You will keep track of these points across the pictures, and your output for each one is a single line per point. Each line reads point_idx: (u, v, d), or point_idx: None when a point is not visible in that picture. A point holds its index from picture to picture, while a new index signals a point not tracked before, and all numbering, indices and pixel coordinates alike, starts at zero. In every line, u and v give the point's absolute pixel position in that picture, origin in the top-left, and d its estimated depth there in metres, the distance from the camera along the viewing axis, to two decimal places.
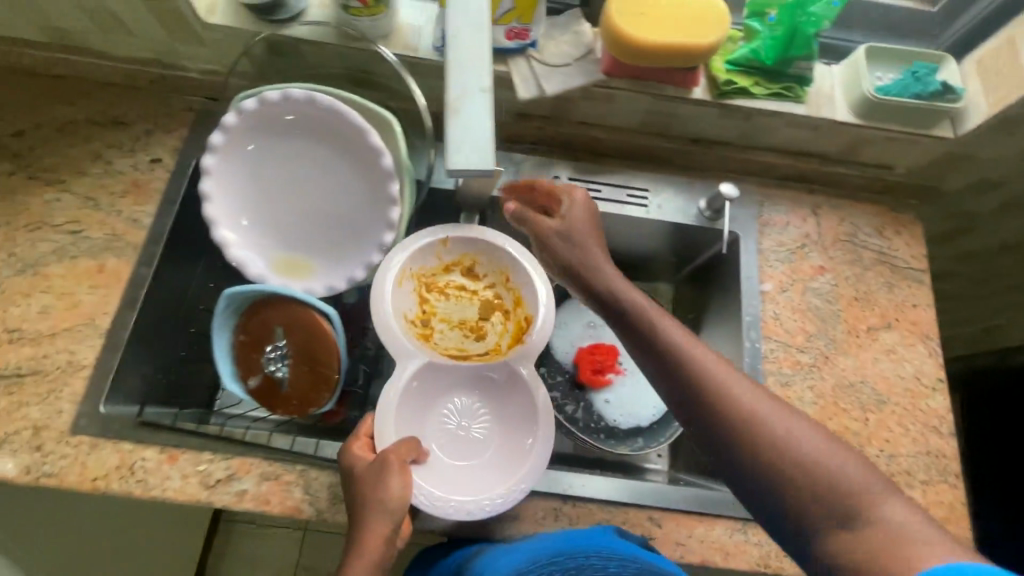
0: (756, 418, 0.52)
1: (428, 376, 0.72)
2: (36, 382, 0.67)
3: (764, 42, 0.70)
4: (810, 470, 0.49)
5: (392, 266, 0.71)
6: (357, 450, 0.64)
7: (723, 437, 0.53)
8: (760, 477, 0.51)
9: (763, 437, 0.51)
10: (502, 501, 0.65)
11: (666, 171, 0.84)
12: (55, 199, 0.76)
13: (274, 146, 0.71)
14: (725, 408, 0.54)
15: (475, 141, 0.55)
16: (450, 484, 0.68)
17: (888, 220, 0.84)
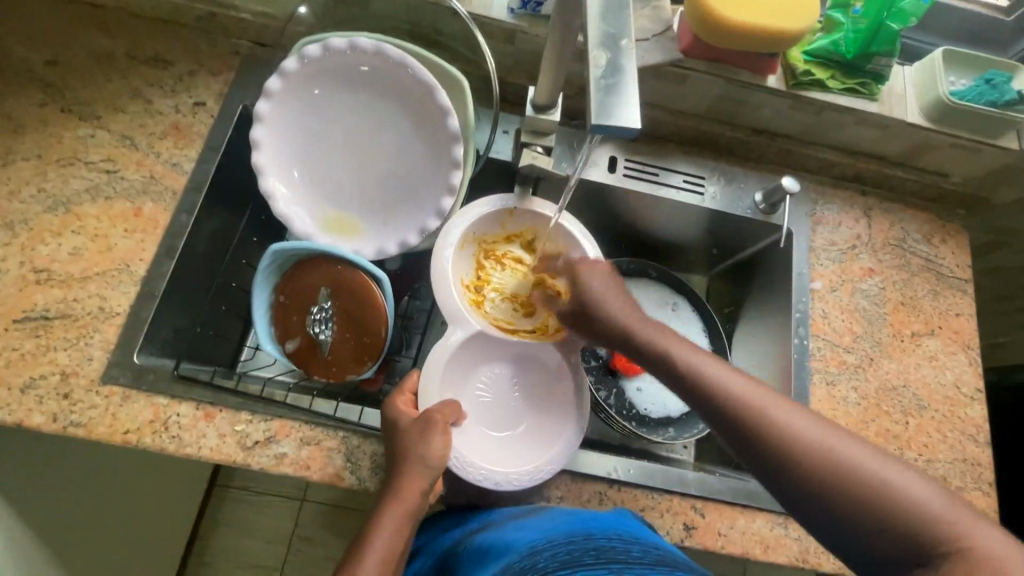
0: (813, 448, 0.48)
1: (476, 344, 0.69)
2: (64, 326, 0.63)
3: (846, 35, 0.70)
4: (879, 497, 0.44)
5: (454, 230, 0.70)
6: (400, 405, 0.63)
7: (783, 478, 0.49)
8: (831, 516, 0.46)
9: (823, 472, 0.46)
10: (534, 475, 0.63)
11: (725, 161, 0.83)
12: (90, 135, 0.72)
13: (333, 97, 0.68)
14: (776, 442, 0.49)
15: (619, 93, 0.43)
16: (488, 452, 0.66)
17: (936, 228, 0.84)
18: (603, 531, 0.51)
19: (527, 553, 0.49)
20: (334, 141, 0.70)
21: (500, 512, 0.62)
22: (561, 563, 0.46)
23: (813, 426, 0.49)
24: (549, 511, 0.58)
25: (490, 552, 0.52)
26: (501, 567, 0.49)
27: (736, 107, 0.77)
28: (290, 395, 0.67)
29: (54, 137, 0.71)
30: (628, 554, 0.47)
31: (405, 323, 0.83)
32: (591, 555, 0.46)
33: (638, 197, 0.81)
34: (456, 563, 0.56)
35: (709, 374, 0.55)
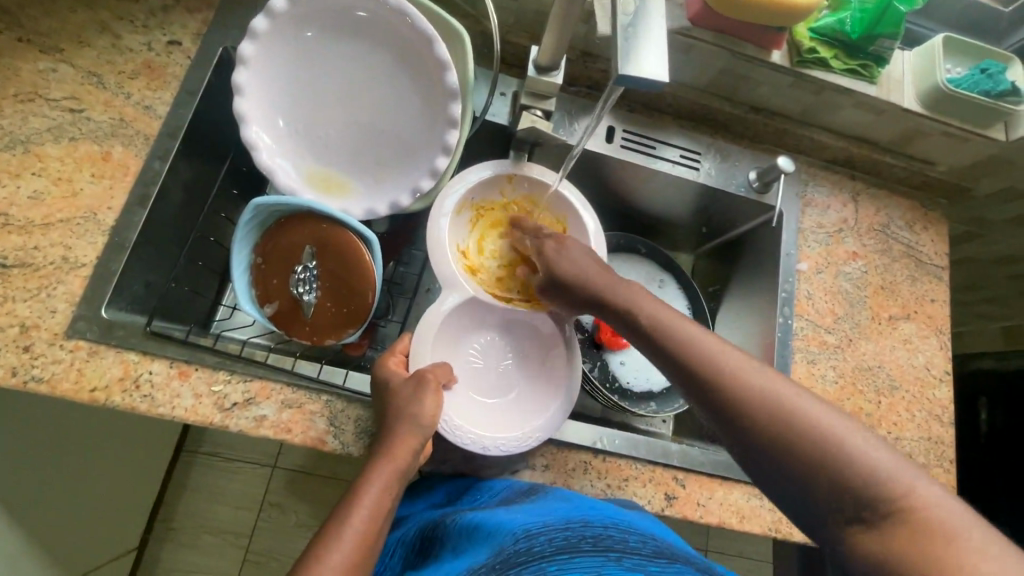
0: (779, 405, 0.46)
1: (468, 310, 0.70)
2: (24, 276, 0.59)
3: (853, 14, 0.70)
4: (839, 455, 0.43)
5: (450, 195, 0.70)
6: (392, 365, 0.62)
7: (745, 432, 0.48)
8: (787, 473, 0.45)
9: (786, 429, 0.45)
10: (522, 440, 0.63)
11: (721, 137, 0.83)
12: (51, 69, 0.66)
13: (324, 43, 0.64)
14: (740, 397, 0.48)
15: (647, 45, 0.43)
16: (478, 417, 0.66)
17: (918, 216, 0.86)
18: (599, 518, 0.51)
19: (523, 535, 0.48)
20: (324, 92, 0.66)
21: (495, 493, 0.61)
22: (558, 548, 0.46)
23: (785, 386, 0.48)
24: (545, 496, 0.57)
25: (482, 532, 0.52)
26: (494, 547, 0.48)
27: (737, 82, 0.77)
28: (269, 356, 0.65)
29: (10, 69, 0.65)
30: (625, 543, 0.47)
31: (392, 287, 0.80)
32: (588, 542, 0.46)
33: (633, 170, 0.80)
34: (447, 537, 0.56)
35: (689, 337, 0.54)
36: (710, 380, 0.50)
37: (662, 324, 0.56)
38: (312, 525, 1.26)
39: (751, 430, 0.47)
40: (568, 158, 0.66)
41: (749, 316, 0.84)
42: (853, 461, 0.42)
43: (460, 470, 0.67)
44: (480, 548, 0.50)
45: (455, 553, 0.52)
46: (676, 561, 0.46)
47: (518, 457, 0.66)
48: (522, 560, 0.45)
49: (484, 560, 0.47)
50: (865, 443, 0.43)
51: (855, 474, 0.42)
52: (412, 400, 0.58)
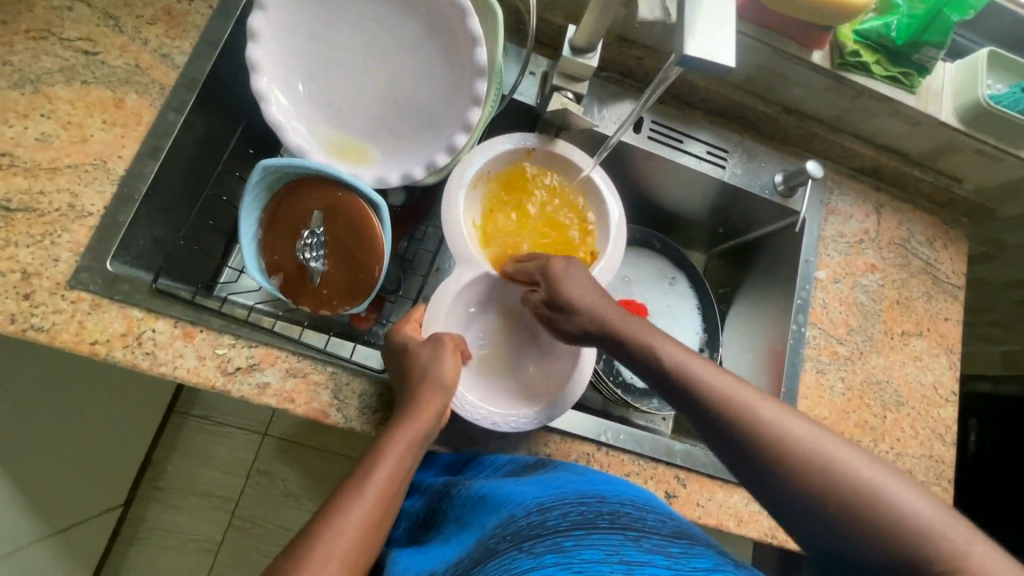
0: (806, 456, 0.44)
1: (484, 286, 0.70)
2: (28, 220, 0.57)
3: (900, 19, 0.68)
4: (880, 511, 0.40)
5: (473, 164, 0.68)
6: (406, 330, 0.62)
7: (771, 479, 0.45)
8: (813, 520, 0.42)
9: (826, 490, 0.42)
10: (533, 418, 0.64)
11: (749, 137, 0.81)
12: (67, 8, 0.63)
13: (353, 0, 0.61)
14: (787, 464, 0.44)
15: (714, 27, 0.40)
16: (489, 396, 0.67)
17: (938, 233, 0.85)
18: (615, 495, 0.50)
19: (537, 509, 0.47)
20: (347, 52, 0.63)
21: (500, 463, 0.60)
22: (574, 523, 0.45)
23: (806, 429, 0.45)
24: (557, 469, 0.57)
25: (492, 503, 0.51)
26: (505, 518, 0.48)
27: (772, 81, 0.75)
28: (277, 324, 0.64)
29: (23, 4, 0.62)
30: (644, 522, 0.46)
31: (403, 264, 0.79)
32: (606, 519, 0.45)
33: (657, 163, 0.78)
34: (455, 506, 0.55)
35: (706, 382, 0.50)
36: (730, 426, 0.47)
37: (674, 367, 0.52)
38: (299, 495, 1.26)
39: (770, 474, 0.45)
40: (603, 148, 0.68)
41: (762, 319, 0.83)
42: (872, 507, 0.40)
43: (460, 449, 0.66)
44: (491, 520, 0.49)
45: (467, 526, 0.51)
46: (695, 543, 0.44)
47: (521, 443, 0.66)
48: (535, 532, 0.44)
49: (495, 532, 0.47)
50: (908, 494, 0.40)
51: (880, 522, 0.40)
52: (421, 381, 0.57)
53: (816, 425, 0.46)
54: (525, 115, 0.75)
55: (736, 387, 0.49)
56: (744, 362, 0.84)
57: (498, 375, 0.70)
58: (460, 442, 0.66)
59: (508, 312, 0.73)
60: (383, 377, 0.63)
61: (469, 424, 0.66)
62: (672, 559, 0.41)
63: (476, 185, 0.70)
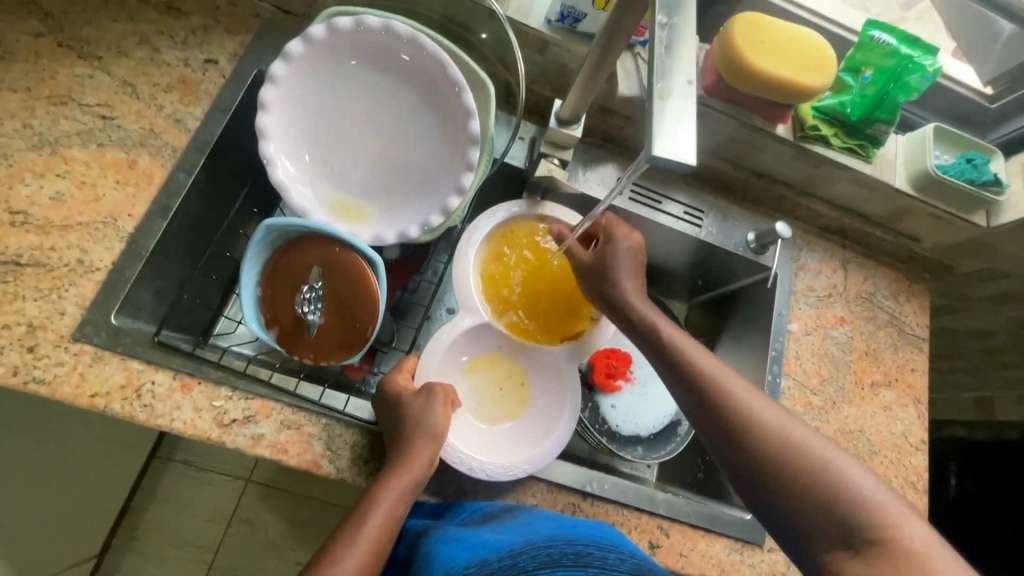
0: (767, 422, 0.54)
1: (477, 335, 0.74)
2: (37, 275, 0.59)
3: (854, 98, 0.75)
4: (816, 473, 0.49)
5: (480, 228, 0.75)
6: (400, 380, 0.65)
7: (773, 485, 0.51)
8: (769, 475, 0.51)
9: (784, 457, 0.51)
10: (509, 469, 0.66)
11: (723, 199, 0.87)
12: (88, 76, 0.67)
13: (356, 74, 0.66)
14: (759, 434, 0.53)
15: (677, 126, 0.41)
16: (473, 441, 0.69)
17: (902, 287, 0.90)
18: (580, 535, 0.54)
19: (507, 553, 0.50)
20: (350, 118, 0.68)
21: (476, 509, 0.62)
22: (541, 564, 0.49)
23: (776, 414, 0.54)
24: (528, 514, 0.59)
25: (463, 546, 0.52)
26: (478, 561, 0.50)
27: (742, 149, 0.81)
28: (275, 375, 0.67)
29: (47, 72, 0.66)
30: (604, 560, 0.51)
31: (397, 314, 0.81)
32: (570, 559, 0.50)
33: (637, 221, 0.83)
34: (424, 550, 0.55)
35: (796, 443, 0.51)
36: (774, 465, 0.51)
37: (733, 403, 0.56)
38: (281, 543, 1.24)
39: (743, 435, 0.54)
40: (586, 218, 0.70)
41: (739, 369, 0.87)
42: (818, 472, 0.49)
43: (447, 498, 0.67)
44: (460, 560, 0.50)
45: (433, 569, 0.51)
46: None
47: (508, 493, 0.68)
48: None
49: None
50: (847, 467, 0.49)
51: (826, 484, 0.49)
52: (411, 432, 0.59)
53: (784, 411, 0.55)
54: (514, 177, 0.81)
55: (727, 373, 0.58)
56: None
57: (484, 421, 0.73)
58: (448, 492, 0.67)
59: (502, 360, 0.77)
60: (375, 429, 0.64)
61: (458, 474, 0.68)
62: None
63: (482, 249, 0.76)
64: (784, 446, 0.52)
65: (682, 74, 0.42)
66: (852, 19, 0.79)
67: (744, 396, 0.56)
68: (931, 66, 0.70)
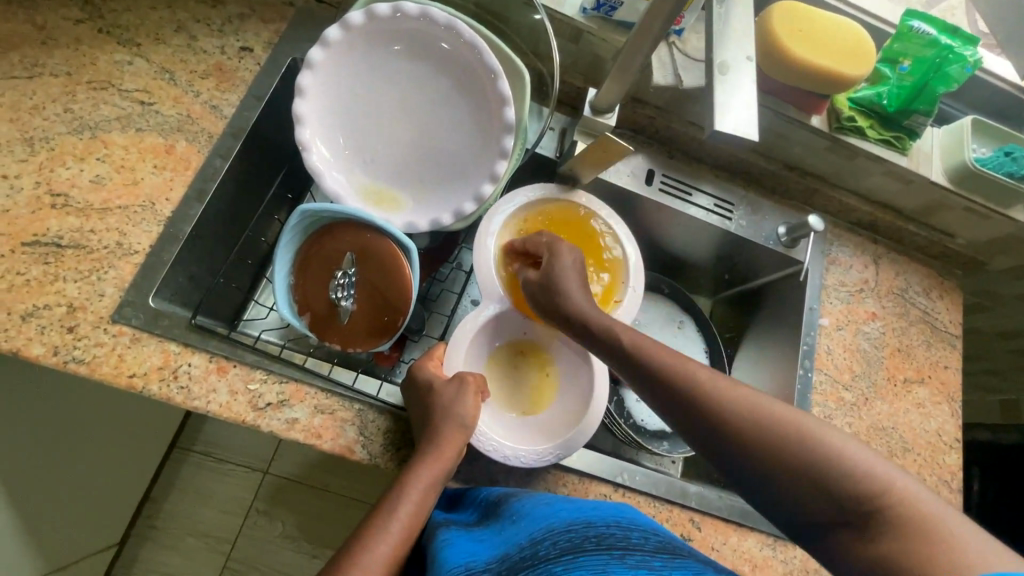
0: (742, 411, 0.49)
1: (501, 322, 0.74)
2: (77, 257, 0.60)
3: (891, 89, 0.74)
4: (809, 458, 0.45)
5: (499, 213, 0.74)
6: (430, 368, 0.65)
7: (767, 477, 0.47)
8: (761, 468, 0.47)
9: (771, 446, 0.47)
10: (541, 456, 0.65)
11: (753, 191, 0.86)
12: (127, 62, 0.68)
13: (391, 61, 0.66)
14: (739, 427, 0.49)
15: (739, 97, 0.44)
16: (501, 426, 0.69)
17: (935, 284, 0.89)
18: (602, 518, 0.53)
19: (528, 543, 0.50)
20: (383, 105, 0.68)
21: (491, 494, 0.62)
22: (562, 549, 0.48)
23: (751, 396, 0.50)
24: (545, 496, 0.59)
25: (486, 543, 0.54)
26: (501, 555, 0.51)
27: (774, 140, 0.80)
28: (308, 360, 0.67)
29: (87, 57, 0.67)
30: (628, 541, 0.48)
31: (426, 303, 0.81)
32: (591, 542, 0.48)
33: (666, 213, 0.83)
34: (448, 542, 0.57)
35: (783, 425, 0.47)
36: (755, 453, 0.48)
37: (704, 392, 0.51)
38: (298, 536, 1.23)
39: (724, 434, 0.49)
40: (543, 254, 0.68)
41: (768, 364, 0.86)
42: (811, 454, 0.45)
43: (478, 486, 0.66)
44: (483, 556, 0.52)
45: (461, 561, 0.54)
46: (680, 557, 0.46)
47: (539, 483, 0.67)
48: (528, 564, 0.47)
49: (489, 568, 0.50)
50: (836, 438, 0.46)
51: (821, 469, 0.45)
52: (443, 419, 0.58)
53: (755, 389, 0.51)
54: (545, 167, 0.81)
55: (689, 362, 0.54)
56: None
57: (513, 411, 0.73)
58: (478, 481, 0.67)
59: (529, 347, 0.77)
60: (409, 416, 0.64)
61: (489, 462, 0.68)
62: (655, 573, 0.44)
63: (506, 233, 0.75)
64: (758, 430, 0.48)
65: (738, 51, 0.47)
66: (887, 10, 0.78)
67: (714, 386, 0.52)
68: (971, 56, 0.69)
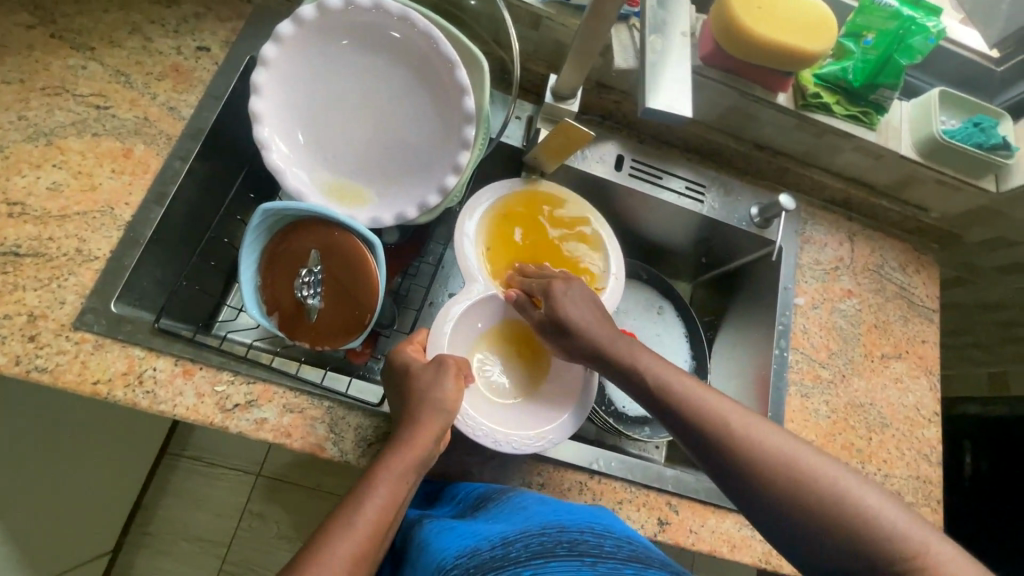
0: (772, 454, 0.50)
1: (483, 311, 0.74)
2: (36, 265, 0.59)
3: (856, 64, 0.73)
4: (834, 506, 0.47)
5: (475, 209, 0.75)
6: (409, 351, 0.65)
7: (790, 521, 0.48)
8: (786, 514, 0.48)
9: (798, 490, 0.48)
10: (530, 440, 0.65)
11: (725, 172, 0.86)
12: (81, 66, 0.67)
13: (347, 55, 0.65)
14: (765, 469, 0.50)
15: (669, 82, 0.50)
16: (490, 414, 0.69)
17: (911, 258, 0.89)
18: (576, 522, 0.53)
19: (500, 542, 0.50)
20: (342, 100, 0.67)
21: (471, 492, 0.63)
22: (534, 553, 0.48)
23: (778, 440, 0.51)
24: (523, 496, 0.59)
25: (457, 535, 0.54)
26: (470, 550, 0.51)
27: (742, 121, 0.80)
28: (276, 359, 0.67)
29: (40, 63, 0.66)
30: (601, 548, 0.49)
31: (397, 299, 0.81)
32: (564, 548, 0.48)
33: (638, 197, 0.82)
34: (421, 538, 0.57)
35: (808, 472, 0.49)
36: (781, 497, 0.49)
37: (732, 432, 0.52)
38: (291, 536, 1.24)
39: (750, 475, 0.50)
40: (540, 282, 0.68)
41: (746, 346, 0.86)
42: (837, 504, 0.47)
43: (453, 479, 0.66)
44: (453, 550, 0.52)
45: (431, 556, 0.54)
46: (648, 566, 0.47)
47: (514, 473, 0.67)
48: (498, 565, 0.47)
49: (458, 563, 0.49)
50: (857, 488, 0.48)
51: (847, 520, 0.46)
52: (411, 412, 0.58)
53: (781, 431, 0.52)
54: (513, 157, 0.80)
55: (719, 401, 0.55)
56: (731, 388, 0.87)
57: (502, 397, 0.72)
58: (453, 472, 0.67)
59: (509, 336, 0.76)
60: (379, 412, 0.64)
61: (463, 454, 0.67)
62: None
63: (483, 226, 0.76)
64: (786, 475, 0.49)
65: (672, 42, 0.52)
66: None
67: (742, 427, 0.52)
68: (935, 27, 0.68)
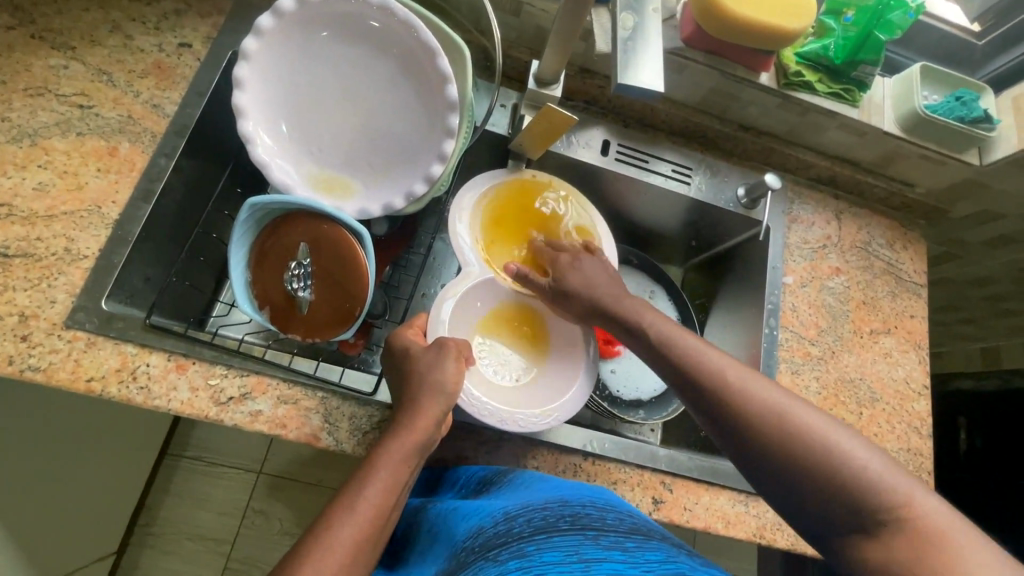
0: (766, 406, 0.51)
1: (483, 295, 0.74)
2: (25, 266, 0.60)
3: (837, 41, 0.74)
4: (823, 458, 0.47)
5: (467, 197, 0.75)
6: (410, 334, 0.65)
7: (779, 472, 0.49)
8: (777, 465, 0.49)
9: (789, 442, 0.48)
10: (536, 417, 0.66)
11: (711, 154, 0.86)
12: (63, 66, 0.67)
13: (329, 47, 0.66)
14: (759, 420, 0.50)
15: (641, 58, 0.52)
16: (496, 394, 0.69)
17: (898, 235, 0.89)
18: (577, 498, 0.54)
19: (502, 519, 0.50)
20: (326, 92, 0.67)
21: (472, 475, 0.63)
22: (536, 528, 0.48)
23: (776, 394, 0.52)
24: (523, 475, 0.59)
25: (462, 518, 0.54)
26: (474, 530, 0.51)
27: (726, 102, 0.80)
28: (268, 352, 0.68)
29: (21, 64, 0.66)
30: (603, 521, 0.49)
31: (388, 290, 0.82)
32: (566, 521, 0.49)
33: (625, 181, 0.83)
34: (429, 528, 0.58)
35: (802, 425, 0.49)
36: (772, 449, 0.49)
37: (727, 386, 0.53)
38: (294, 532, 1.24)
39: (744, 425, 0.51)
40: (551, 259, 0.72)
41: (737, 326, 0.87)
42: (826, 457, 0.47)
43: (450, 465, 0.67)
44: (459, 533, 0.52)
45: (440, 541, 0.55)
46: (651, 537, 0.48)
47: (510, 458, 0.68)
48: (501, 541, 0.48)
49: (466, 544, 0.50)
50: (851, 444, 0.47)
51: (837, 471, 0.46)
52: (404, 399, 0.59)
53: (780, 388, 0.53)
54: (499, 145, 0.80)
55: (718, 357, 0.56)
56: None
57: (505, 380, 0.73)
58: (450, 459, 0.67)
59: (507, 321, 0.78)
60: (372, 400, 0.65)
61: (459, 441, 0.68)
62: (629, 553, 0.44)
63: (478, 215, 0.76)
64: (779, 427, 0.49)
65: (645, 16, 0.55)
66: None
67: (738, 382, 0.53)
68: (914, 2, 0.69)
